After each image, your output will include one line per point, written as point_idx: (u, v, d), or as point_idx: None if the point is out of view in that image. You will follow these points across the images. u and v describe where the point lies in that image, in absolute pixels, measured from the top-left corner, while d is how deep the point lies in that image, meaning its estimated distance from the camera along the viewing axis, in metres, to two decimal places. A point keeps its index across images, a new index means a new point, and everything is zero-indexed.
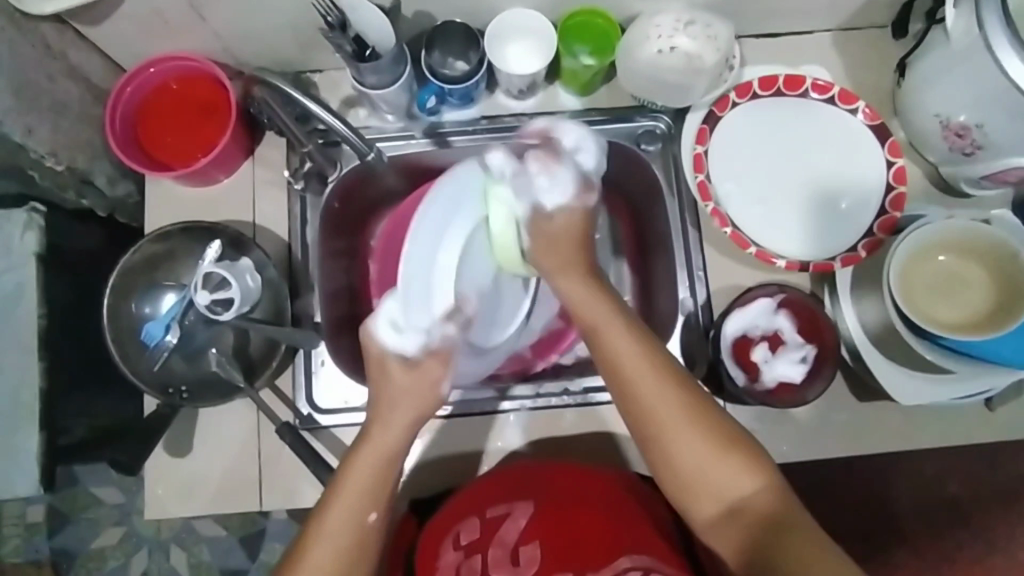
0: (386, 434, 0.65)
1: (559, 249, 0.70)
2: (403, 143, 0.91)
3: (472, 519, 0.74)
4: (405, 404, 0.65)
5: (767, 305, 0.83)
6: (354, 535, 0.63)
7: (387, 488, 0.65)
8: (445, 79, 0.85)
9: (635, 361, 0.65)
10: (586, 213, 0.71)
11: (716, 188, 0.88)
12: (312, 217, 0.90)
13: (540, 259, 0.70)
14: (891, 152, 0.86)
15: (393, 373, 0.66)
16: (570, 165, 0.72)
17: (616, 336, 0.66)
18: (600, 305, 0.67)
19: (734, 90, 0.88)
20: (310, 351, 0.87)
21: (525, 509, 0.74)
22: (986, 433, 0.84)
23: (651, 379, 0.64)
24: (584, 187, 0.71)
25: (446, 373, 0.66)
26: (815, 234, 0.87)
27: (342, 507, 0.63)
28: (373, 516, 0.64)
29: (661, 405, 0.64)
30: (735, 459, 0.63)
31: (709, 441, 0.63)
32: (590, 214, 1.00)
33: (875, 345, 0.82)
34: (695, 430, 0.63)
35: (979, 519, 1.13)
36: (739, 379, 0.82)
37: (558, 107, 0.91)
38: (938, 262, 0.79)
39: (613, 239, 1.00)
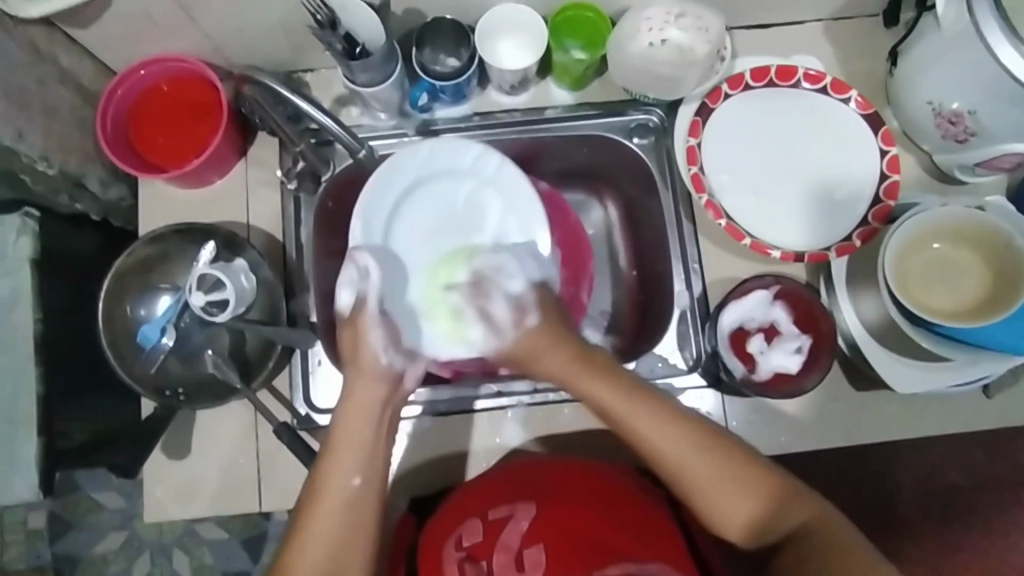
0: (366, 385, 0.70)
1: (545, 356, 0.70)
2: (396, 141, 0.91)
3: (473, 519, 0.74)
4: (353, 385, 0.70)
5: (762, 297, 0.83)
6: (343, 500, 0.66)
7: (377, 460, 0.68)
8: (436, 76, 0.85)
9: (619, 404, 0.68)
10: (534, 334, 0.70)
11: (710, 178, 0.88)
12: (306, 217, 0.90)
13: (558, 379, 0.71)
14: (884, 141, 0.86)
15: (353, 358, 0.70)
16: (502, 293, 0.73)
17: (640, 414, 0.67)
18: (572, 362, 0.70)
19: (726, 82, 0.88)
20: (306, 350, 0.87)
21: (527, 509, 0.74)
22: (984, 420, 0.84)
23: (690, 450, 0.66)
24: (517, 316, 0.71)
25: (374, 326, 0.70)
26: (811, 226, 0.86)
27: (331, 473, 0.66)
28: (356, 481, 0.67)
29: (653, 437, 0.67)
30: (759, 492, 0.66)
31: (715, 466, 0.66)
32: (587, 207, 1.00)
33: (869, 331, 0.82)
34: (735, 486, 0.66)
35: (981, 507, 1.13)
36: (737, 371, 0.82)
37: (550, 102, 0.91)
38: (932, 249, 0.80)
39: (608, 232, 1.00)
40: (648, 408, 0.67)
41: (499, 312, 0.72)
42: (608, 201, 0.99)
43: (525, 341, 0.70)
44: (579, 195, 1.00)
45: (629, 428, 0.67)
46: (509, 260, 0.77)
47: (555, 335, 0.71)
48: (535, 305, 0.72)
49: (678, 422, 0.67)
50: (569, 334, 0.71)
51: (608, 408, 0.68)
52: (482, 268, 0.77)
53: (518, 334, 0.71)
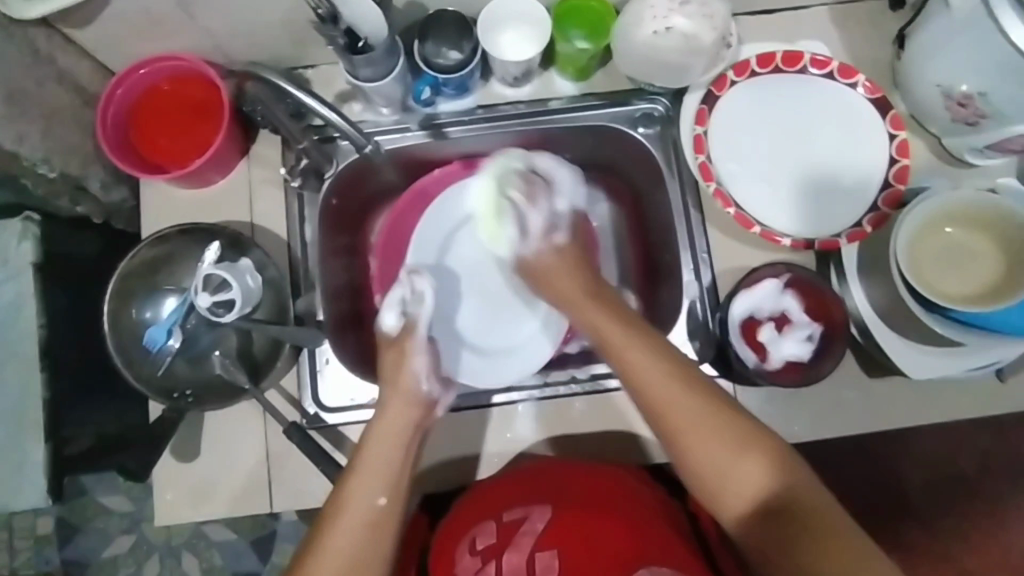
0: (406, 404, 0.72)
1: (560, 280, 0.76)
2: (400, 135, 0.91)
3: (487, 522, 0.74)
4: (386, 411, 0.72)
5: (773, 286, 0.82)
6: (365, 518, 0.64)
7: (399, 482, 0.67)
8: (439, 69, 0.84)
9: (620, 337, 0.68)
10: (560, 252, 0.78)
11: (718, 166, 0.87)
12: (310, 214, 0.89)
13: (590, 293, 0.74)
14: (893, 126, 0.85)
15: (392, 378, 0.75)
16: (542, 211, 0.81)
17: (641, 344, 0.67)
18: (588, 296, 0.73)
19: (732, 69, 0.87)
20: (315, 350, 0.86)
21: (542, 511, 0.73)
22: (997, 405, 0.83)
23: (681, 395, 0.63)
24: (546, 230, 0.80)
25: (416, 356, 0.76)
26: (818, 213, 0.85)
27: (356, 490, 0.65)
28: (381, 501, 0.65)
29: (644, 372, 0.65)
30: (744, 453, 0.61)
31: (705, 414, 0.62)
32: (592, 199, 1.00)
33: (879, 313, 0.81)
34: (724, 443, 0.61)
35: (989, 491, 1.13)
36: (750, 360, 0.82)
37: (554, 94, 0.91)
38: (944, 234, 0.79)
39: (614, 224, 1.00)
40: (647, 348, 0.66)
41: (541, 258, 0.78)
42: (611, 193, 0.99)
43: (548, 260, 0.78)
44: (585, 186, 1.00)
45: (620, 355, 0.67)
46: (541, 218, 0.81)
47: (576, 263, 0.77)
48: (567, 226, 0.81)
49: (675, 363, 0.65)
50: (585, 271, 0.77)
51: (610, 341, 0.68)
52: (513, 227, 0.83)
53: (562, 237, 0.80)
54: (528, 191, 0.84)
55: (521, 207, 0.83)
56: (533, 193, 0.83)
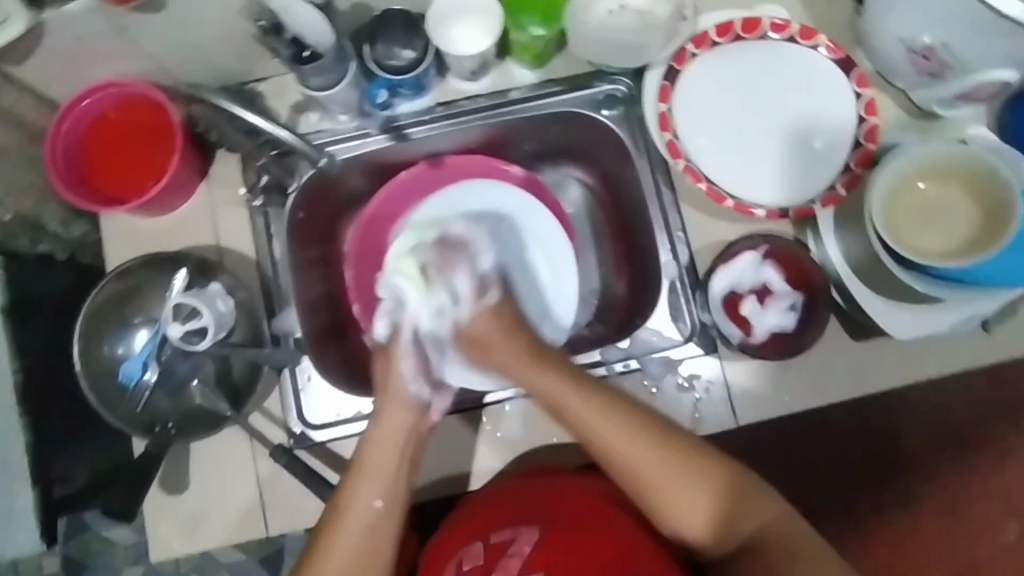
0: (400, 410, 0.72)
1: (500, 344, 0.73)
2: (361, 141, 0.89)
3: (475, 544, 0.74)
4: (380, 420, 0.72)
5: (752, 259, 0.82)
6: (362, 521, 0.68)
7: (396, 484, 0.70)
8: (392, 71, 0.82)
9: (572, 401, 0.68)
10: (497, 314, 0.74)
11: (686, 142, 0.84)
12: (277, 231, 0.87)
13: (523, 374, 0.72)
14: (858, 84, 0.84)
15: (384, 386, 0.73)
16: (464, 272, 0.75)
17: (592, 408, 0.67)
18: (528, 359, 0.71)
19: (691, 42, 0.85)
20: (295, 369, 0.85)
21: (530, 533, 0.73)
22: (986, 356, 0.83)
23: (644, 451, 0.66)
24: (477, 292, 0.74)
25: (406, 361, 0.73)
26: (792, 179, 0.83)
27: (356, 493, 0.69)
28: (376, 503, 0.69)
29: (612, 438, 0.67)
30: (721, 494, 0.66)
31: (680, 471, 0.66)
32: (562, 186, 1.00)
33: (850, 264, 0.81)
34: (702, 492, 0.66)
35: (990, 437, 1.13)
36: (735, 336, 0.82)
37: (513, 84, 0.89)
38: (919, 190, 0.78)
39: (587, 205, 1.00)
40: (604, 407, 0.67)
41: (466, 316, 0.73)
42: (583, 177, 0.99)
43: (480, 326, 0.73)
44: (554, 172, 1.00)
45: (582, 422, 0.68)
46: (466, 276, 0.75)
47: (506, 320, 0.74)
48: (498, 283, 0.77)
49: (644, 423, 0.67)
50: (524, 332, 0.74)
51: (568, 409, 0.68)
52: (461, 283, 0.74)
53: (475, 318, 0.73)
54: (444, 254, 0.77)
55: (448, 272, 0.74)
56: (448, 259, 0.76)
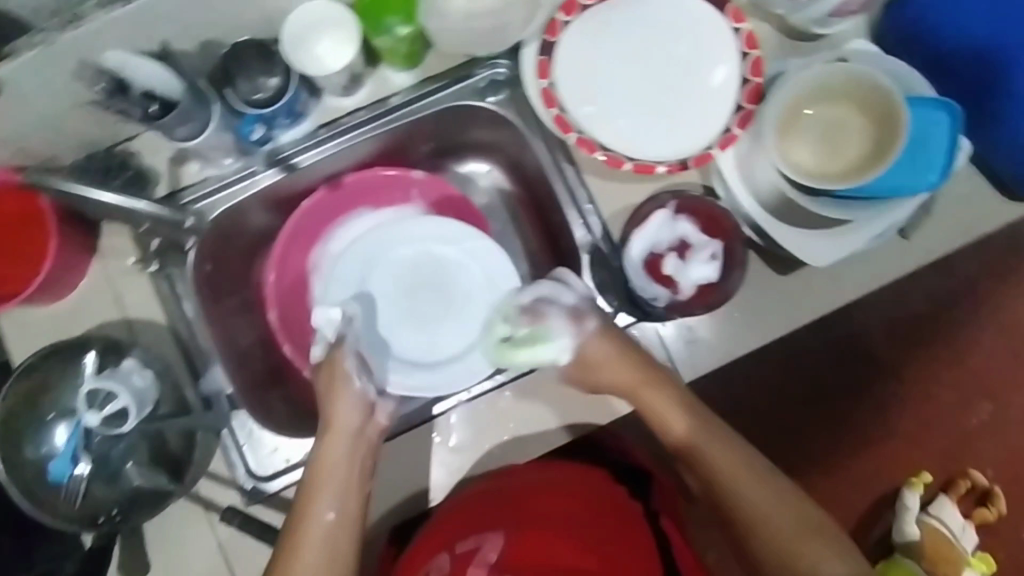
0: (349, 413, 0.76)
1: (614, 371, 0.76)
2: (250, 181, 0.85)
3: (441, 556, 0.77)
4: (326, 427, 0.76)
5: (664, 216, 0.82)
6: (320, 534, 0.70)
7: (349, 493, 0.72)
8: (261, 104, 0.78)
9: (705, 430, 0.73)
10: (603, 342, 0.77)
11: (574, 113, 0.82)
12: (183, 289, 0.84)
13: (631, 390, 0.76)
14: (734, 19, 0.82)
15: (330, 389, 0.77)
16: (558, 308, 0.78)
17: (693, 424, 0.73)
18: (643, 378, 0.76)
19: (560, 10, 0.82)
20: (234, 426, 0.82)
21: (495, 539, 0.79)
22: (909, 262, 0.84)
23: (741, 469, 0.71)
24: (576, 321, 0.78)
25: (352, 370, 0.78)
26: (690, 126, 0.81)
27: (310, 506, 0.71)
28: (330, 515, 0.71)
29: (706, 447, 0.72)
30: (803, 529, 0.67)
31: (762, 491, 0.69)
32: (472, 177, 1.00)
33: (745, 180, 0.80)
34: (783, 519, 0.68)
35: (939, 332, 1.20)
36: (662, 298, 0.81)
37: (392, 90, 0.86)
38: (806, 117, 0.78)
39: (501, 189, 1.00)
40: (728, 433, 0.72)
41: (587, 350, 0.77)
42: (490, 164, 0.99)
43: (600, 354, 0.76)
44: (461, 168, 1.00)
45: (721, 440, 0.72)
46: (562, 318, 0.78)
47: (636, 354, 0.77)
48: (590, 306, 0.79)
49: (729, 441, 0.72)
50: (646, 359, 0.77)
51: (645, 416, 0.75)
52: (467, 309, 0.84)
53: (593, 347, 0.77)
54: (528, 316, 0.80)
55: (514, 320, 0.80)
56: (538, 314, 0.80)
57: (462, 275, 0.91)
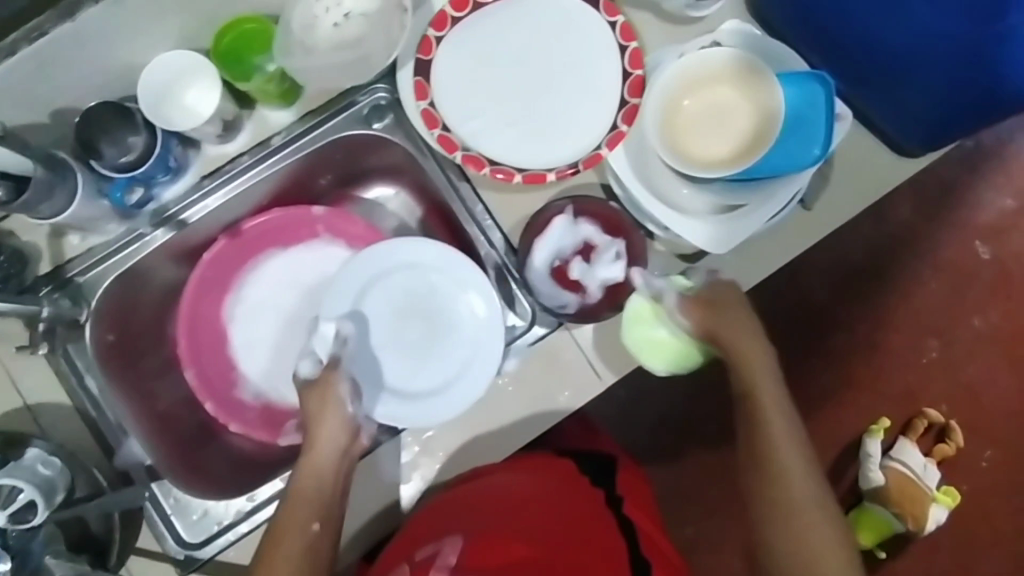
0: (331, 430, 0.73)
1: (731, 330, 0.73)
2: (139, 244, 0.83)
3: (402, 565, 0.72)
4: (313, 440, 0.72)
5: (565, 221, 0.80)
6: (303, 543, 0.68)
7: (331, 503, 0.71)
8: (130, 167, 0.75)
9: (761, 379, 0.72)
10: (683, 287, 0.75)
11: (460, 131, 0.80)
12: (85, 367, 0.82)
13: (709, 335, 0.73)
14: (609, 12, 0.80)
15: (319, 408, 0.74)
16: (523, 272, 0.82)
17: (761, 377, 0.72)
18: (738, 314, 0.74)
19: (430, 26, 0.80)
20: (157, 496, 0.82)
21: (455, 544, 0.73)
22: (815, 232, 0.84)
23: (779, 431, 0.70)
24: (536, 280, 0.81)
25: (343, 395, 0.75)
26: (578, 129, 0.80)
27: (293, 518, 0.69)
28: (315, 525, 0.69)
29: (764, 396, 0.72)
30: (818, 508, 0.67)
31: (795, 455, 0.69)
32: (380, 203, 0.98)
33: (642, 181, 0.77)
34: (803, 489, 0.68)
35: (869, 267, 1.42)
36: (571, 303, 0.81)
37: (272, 130, 0.83)
38: (690, 104, 0.76)
39: (410, 210, 0.97)
40: (772, 385, 0.72)
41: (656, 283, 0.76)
42: (397, 187, 0.96)
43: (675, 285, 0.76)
44: (371, 194, 0.97)
45: (763, 401, 0.71)
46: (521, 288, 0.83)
47: (733, 301, 0.75)
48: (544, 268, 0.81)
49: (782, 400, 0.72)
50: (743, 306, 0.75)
51: (737, 359, 0.72)
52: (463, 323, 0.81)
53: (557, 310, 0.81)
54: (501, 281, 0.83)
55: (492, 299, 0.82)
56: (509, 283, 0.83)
57: (457, 308, 0.83)
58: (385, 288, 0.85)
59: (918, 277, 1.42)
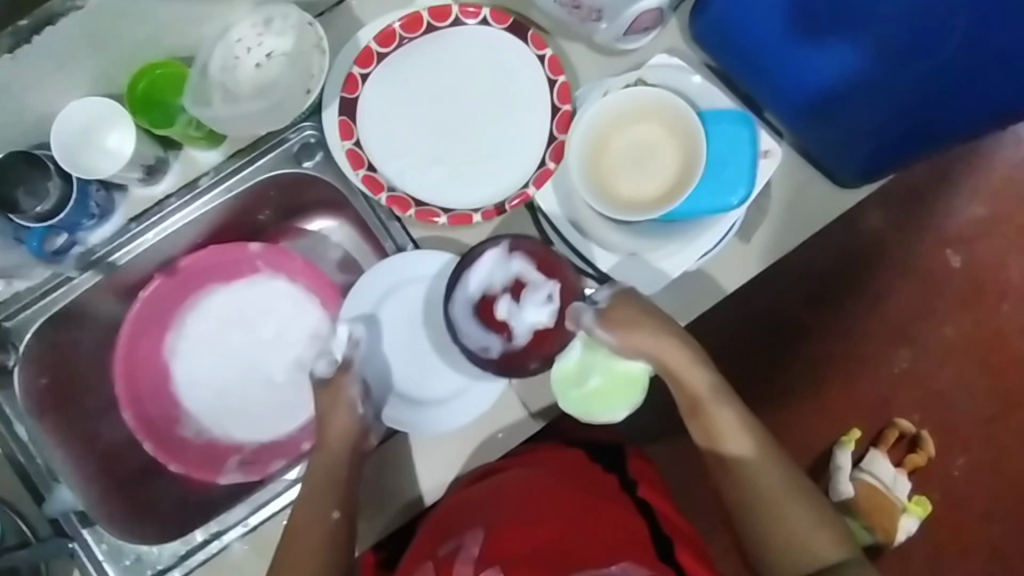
0: (336, 429, 0.76)
1: (671, 351, 0.75)
2: (67, 288, 0.82)
3: (426, 561, 0.71)
4: (324, 435, 0.76)
5: (497, 254, 0.74)
6: (320, 532, 0.73)
7: (346, 492, 0.74)
8: (46, 216, 0.75)
9: (709, 392, 0.76)
10: (621, 305, 0.73)
11: (386, 171, 0.79)
12: (16, 413, 0.82)
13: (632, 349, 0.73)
14: (537, 45, 0.79)
15: (330, 407, 0.77)
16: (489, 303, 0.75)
17: (708, 394, 0.76)
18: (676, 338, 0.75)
19: (355, 64, 0.78)
20: (89, 542, 0.82)
21: (476, 535, 0.72)
22: (756, 263, 0.80)
23: (737, 436, 0.76)
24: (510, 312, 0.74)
25: (353, 397, 0.77)
26: (507, 167, 0.79)
27: (311, 512, 0.74)
28: (335, 515, 0.74)
29: (714, 409, 0.76)
30: (794, 491, 0.75)
31: (760, 450, 0.76)
32: (324, 235, 0.95)
33: (572, 224, 0.77)
34: (777, 479, 0.75)
35: (841, 277, 1.39)
36: (494, 343, 0.75)
37: (200, 170, 0.82)
38: (614, 144, 0.75)
39: (354, 243, 0.95)
40: (718, 394, 0.77)
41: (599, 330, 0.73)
42: (340, 220, 0.93)
43: (614, 308, 0.73)
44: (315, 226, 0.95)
45: (712, 413, 0.76)
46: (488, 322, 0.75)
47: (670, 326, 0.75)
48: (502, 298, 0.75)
49: (729, 405, 0.77)
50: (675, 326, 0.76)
51: (683, 380, 0.76)
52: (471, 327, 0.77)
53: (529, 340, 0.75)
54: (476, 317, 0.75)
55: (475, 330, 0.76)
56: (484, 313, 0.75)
57: None
58: (409, 295, 0.81)
59: (889, 287, 1.39)
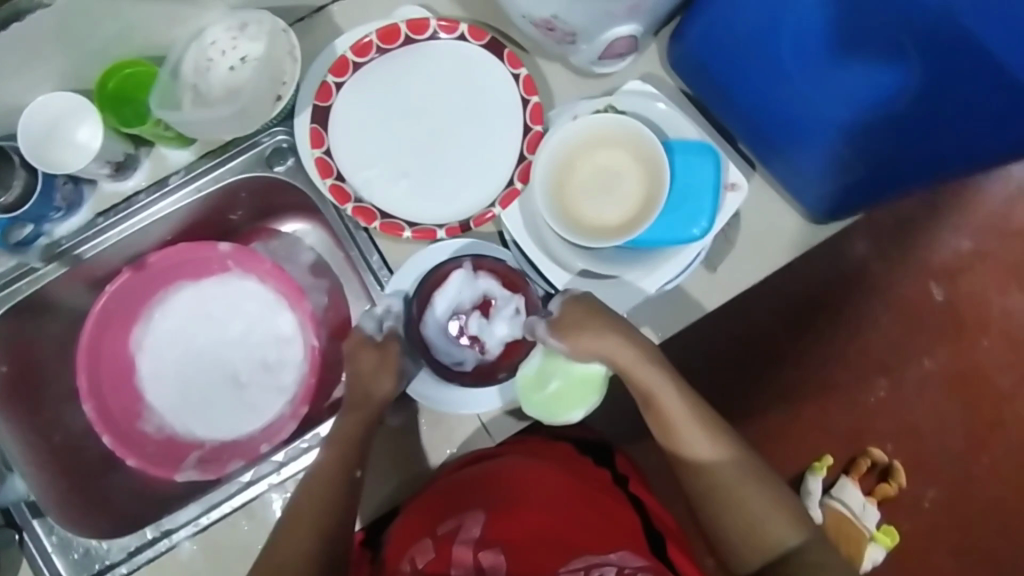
0: (374, 387, 0.75)
1: (631, 361, 0.72)
2: (30, 279, 0.82)
3: (424, 538, 0.72)
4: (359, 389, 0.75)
5: (462, 275, 0.78)
6: (339, 489, 0.72)
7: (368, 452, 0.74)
8: (9, 207, 0.76)
9: (671, 399, 0.74)
10: (578, 312, 0.72)
11: (354, 181, 0.80)
12: None
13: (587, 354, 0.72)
14: (513, 64, 0.79)
15: (374, 365, 0.75)
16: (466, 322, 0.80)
17: (670, 402, 0.74)
18: (633, 346, 0.72)
19: (330, 72, 0.78)
20: (39, 533, 0.82)
21: (476, 515, 0.74)
22: (720, 294, 0.81)
23: (700, 441, 0.74)
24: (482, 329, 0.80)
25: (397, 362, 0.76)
26: (476, 184, 0.80)
27: (334, 465, 0.73)
28: (355, 472, 0.73)
29: (676, 416, 0.74)
30: (760, 487, 0.73)
31: (724, 450, 0.74)
32: (298, 237, 0.95)
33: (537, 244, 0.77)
34: (742, 477, 0.73)
35: (823, 303, 1.38)
36: (467, 360, 0.80)
37: (170, 169, 0.83)
38: (580, 168, 0.75)
39: (327, 246, 0.95)
40: (683, 399, 0.74)
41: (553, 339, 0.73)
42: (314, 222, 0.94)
43: (568, 313, 0.72)
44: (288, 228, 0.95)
45: (672, 420, 0.74)
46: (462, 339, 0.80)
47: (628, 331, 0.73)
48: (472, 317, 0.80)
49: (694, 406, 0.75)
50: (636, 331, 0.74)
51: (642, 388, 0.74)
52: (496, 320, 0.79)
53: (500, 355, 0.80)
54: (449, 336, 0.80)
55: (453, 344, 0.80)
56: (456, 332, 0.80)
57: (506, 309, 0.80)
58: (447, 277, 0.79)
59: (870, 316, 1.39)
